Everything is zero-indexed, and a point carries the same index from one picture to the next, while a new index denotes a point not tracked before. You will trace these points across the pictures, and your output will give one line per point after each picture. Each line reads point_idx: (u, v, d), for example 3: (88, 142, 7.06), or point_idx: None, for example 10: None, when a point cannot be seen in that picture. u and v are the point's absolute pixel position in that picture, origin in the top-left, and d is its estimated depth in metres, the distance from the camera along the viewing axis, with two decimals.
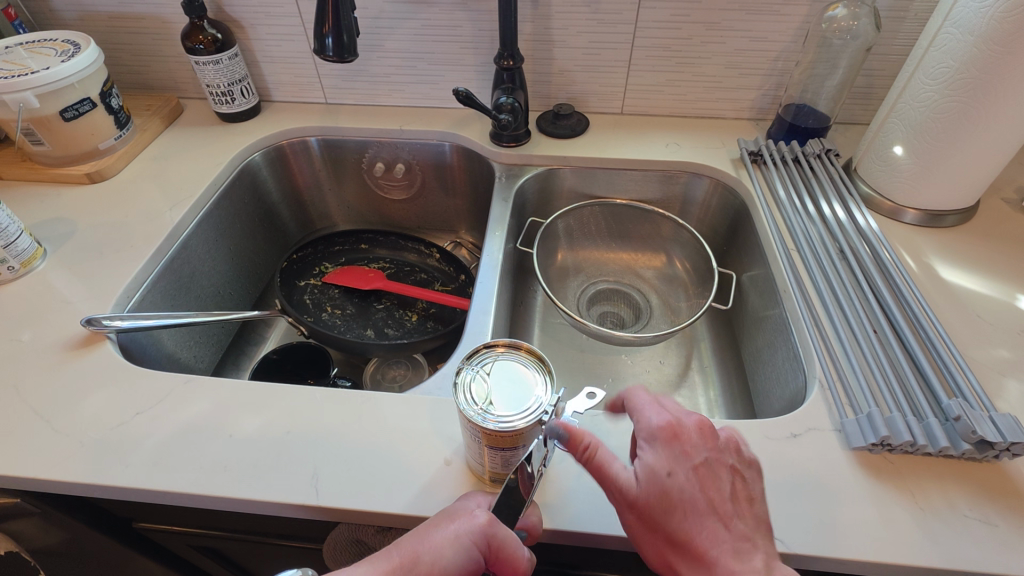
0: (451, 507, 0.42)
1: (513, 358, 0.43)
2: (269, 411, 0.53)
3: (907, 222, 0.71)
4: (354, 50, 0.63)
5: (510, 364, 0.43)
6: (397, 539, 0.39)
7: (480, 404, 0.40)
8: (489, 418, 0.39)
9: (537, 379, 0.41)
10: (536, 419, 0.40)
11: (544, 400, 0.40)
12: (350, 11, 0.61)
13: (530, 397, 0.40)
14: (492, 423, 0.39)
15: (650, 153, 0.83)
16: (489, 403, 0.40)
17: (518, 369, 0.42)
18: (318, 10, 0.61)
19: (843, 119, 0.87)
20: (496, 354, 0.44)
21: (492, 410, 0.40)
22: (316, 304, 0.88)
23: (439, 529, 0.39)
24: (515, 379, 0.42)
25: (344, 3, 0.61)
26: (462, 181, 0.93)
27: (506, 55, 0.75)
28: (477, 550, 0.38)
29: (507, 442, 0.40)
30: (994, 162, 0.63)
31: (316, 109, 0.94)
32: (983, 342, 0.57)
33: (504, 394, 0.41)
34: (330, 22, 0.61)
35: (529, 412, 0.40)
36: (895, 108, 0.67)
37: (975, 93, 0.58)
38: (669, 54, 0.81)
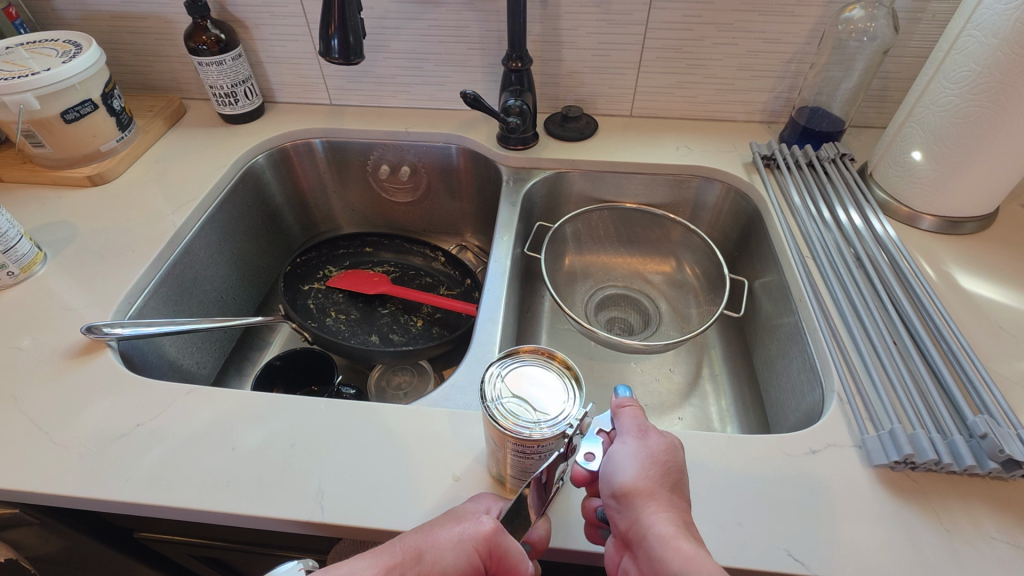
0: (459, 508, 0.42)
1: (542, 364, 0.43)
2: (274, 423, 0.52)
3: (924, 229, 0.69)
4: (360, 51, 0.61)
5: (544, 371, 0.42)
6: (402, 534, 0.39)
7: (507, 410, 0.40)
8: (511, 423, 0.39)
9: (566, 388, 0.41)
10: (560, 431, 0.39)
11: (572, 413, 0.39)
12: (356, 11, 0.60)
13: (558, 409, 0.40)
14: (518, 432, 0.39)
15: (660, 157, 0.81)
16: (515, 410, 0.40)
17: (547, 376, 0.42)
18: (323, 11, 0.59)
19: (857, 122, 0.86)
20: (529, 360, 0.43)
21: (517, 418, 0.40)
22: (321, 308, 0.86)
23: (444, 529, 0.39)
24: (544, 385, 0.41)
25: (351, 3, 0.59)
26: (468, 184, 0.92)
27: (514, 57, 0.73)
28: (479, 556, 0.38)
29: (529, 450, 0.40)
30: (1016, 168, 0.61)
31: (320, 111, 0.92)
32: (1005, 354, 0.55)
33: (531, 400, 0.40)
34: (335, 22, 0.59)
35: (556, 422, 0.39)
36: (913, 112, 0.66)
37: (997, 98, 0.56)
38: (679, 56, 0.80)
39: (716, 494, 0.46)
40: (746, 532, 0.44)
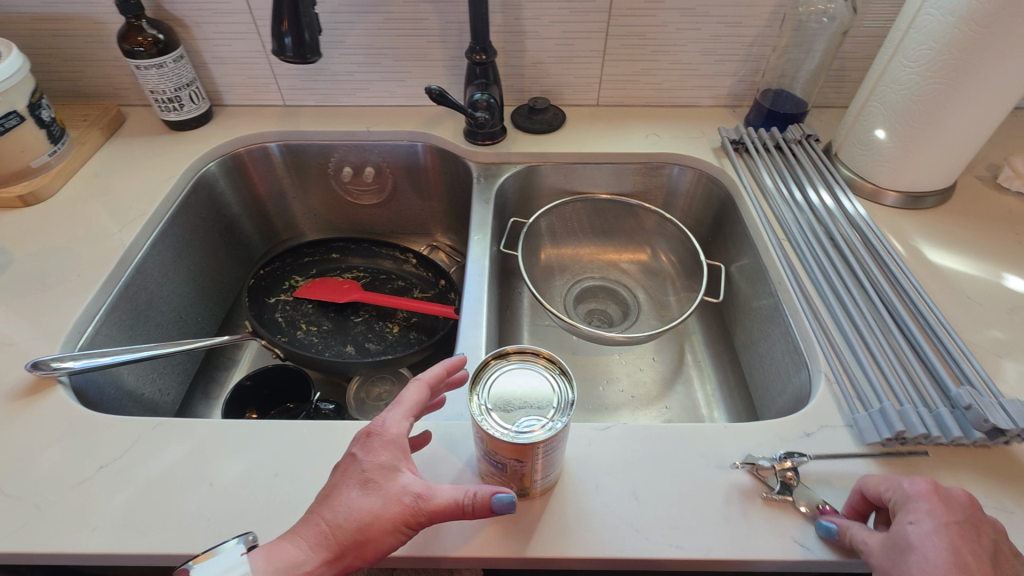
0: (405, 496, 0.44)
1: (522, 363, 0.42)
2: (252, 452, 0.49)
3: (889, 205, 0.70)
4: (316, 49, 0.56)
5: (527, 371, 0.41)
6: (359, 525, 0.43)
7: (500, 417, 0.38)
8: (508, 431, 0.37)
9: (553, 379, 0.41)
10: (558, 425, 0.38)
11: (571, 398, 0.39)
12: (310, 6, 0.54)
13: (549, 406, 0.39)
14: (520, 434, 0.37)
15: (630, 146, 0.81)
16: (509, 412, 0.38)
17: (533, 375, 0.41)
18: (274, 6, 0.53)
19: (817, 102, 0.87)
20: (509, 362, 0.42)
21: (514, 419, 0.38)
22: (290, 321, 0.82)
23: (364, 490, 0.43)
24: (530, 385, 0.40)
25: None
26: (436, 182, 0.89)
27: (478, 49, 0.71)
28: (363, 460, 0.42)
29: (535, 453, 0.38)
30: (974, 141, 0.63)
31: (273, 113, 0.87)
32: (976, 323, 0.57)
33: (526, 403, 0.39)
34: (288, 19, 0.53)
35: (558, 412, 0.38)
36: (875, 91, 0.67)
37: (956, 74, 0.57)
38: (642, 43, 0.79)
39: (719, 486, 0.46)
40: (750, 522, 0.44)
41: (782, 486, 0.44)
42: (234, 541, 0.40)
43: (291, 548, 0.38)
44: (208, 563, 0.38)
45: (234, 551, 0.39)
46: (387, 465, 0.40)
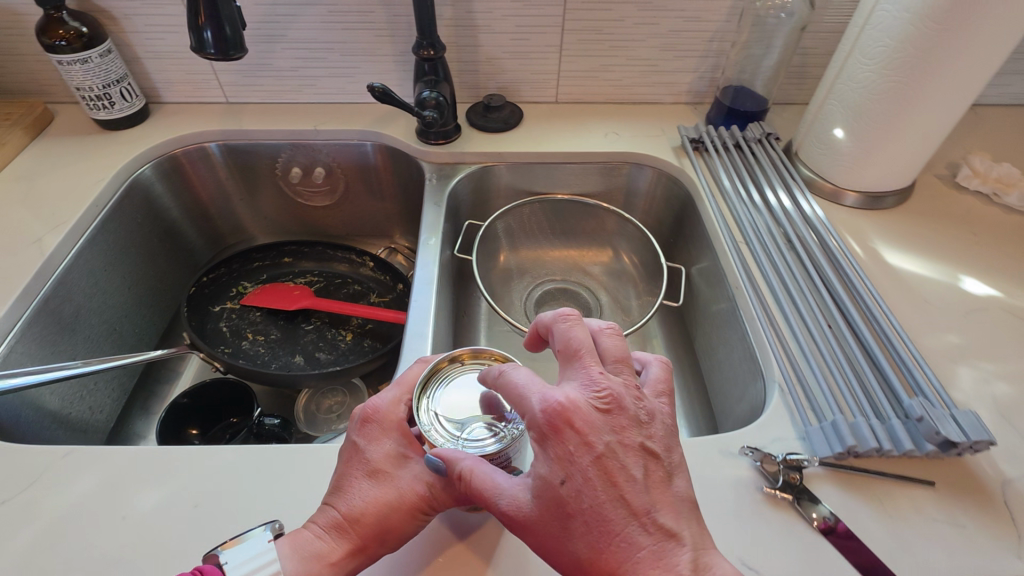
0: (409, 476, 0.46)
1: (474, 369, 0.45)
2: (170, 481, 0.45)
3: (849, 206, 0.69)
4: (240, 45, 0.52)
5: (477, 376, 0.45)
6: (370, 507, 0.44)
7: (449, 427, 0.42)
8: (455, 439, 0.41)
9: None
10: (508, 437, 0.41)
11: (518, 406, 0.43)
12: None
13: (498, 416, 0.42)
14: (469, 443, 0.41)
15: (588, 144, 0.78)
16: (459, 421, 0.42)
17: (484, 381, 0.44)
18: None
19: (780, 99, 0.86)
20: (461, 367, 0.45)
21: (465, 429, 0.42)
22: (235, 331, 0.78)
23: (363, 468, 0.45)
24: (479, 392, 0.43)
25: None
26: (390, 183, 0.85)
27: (426, 44, 0.68)
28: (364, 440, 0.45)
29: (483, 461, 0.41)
30: (931, 141, 0.62)
31: (215, 110, 0.83)
32: (931, 327, 0.56)
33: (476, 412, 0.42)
34: (206, 11, 0.49)
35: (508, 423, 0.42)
36: (833, 89, 0.65)
37: (912, 73, 0.56)
38: (599, 38, 0.77)
39: None
40: None
41: (784, 483, 0.44)
42: (261, 528, 0.40)
43: (313, 538, 0.39)
44: (236, 549, 0.38)
45: (261, 539, 0.39)
46: (394, 455, 0.43)
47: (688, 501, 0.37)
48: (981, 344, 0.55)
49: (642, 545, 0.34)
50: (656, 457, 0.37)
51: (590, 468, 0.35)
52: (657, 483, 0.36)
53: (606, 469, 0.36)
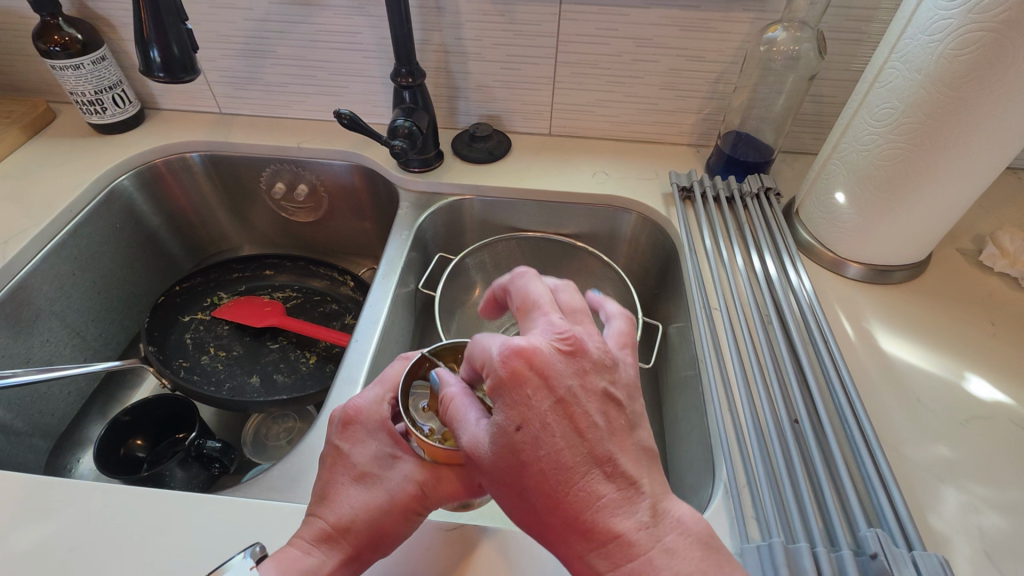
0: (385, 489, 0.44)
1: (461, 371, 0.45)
2: (54, 518, 0.44)
3: (850, 277, 0.62)
4: (189, 68, 0.51)
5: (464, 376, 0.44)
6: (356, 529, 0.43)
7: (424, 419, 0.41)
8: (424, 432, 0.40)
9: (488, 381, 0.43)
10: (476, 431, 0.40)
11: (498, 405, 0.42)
12: (178, 19, 0.49)
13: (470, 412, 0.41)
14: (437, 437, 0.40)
15: (573, 184, 0.74)
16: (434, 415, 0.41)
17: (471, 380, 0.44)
18: (135, 16, 0.48)
19: (793, 148, 0.79)
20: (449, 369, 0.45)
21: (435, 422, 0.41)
22: (198, 344, 0.77)
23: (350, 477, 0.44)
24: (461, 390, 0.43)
25: (171, 8, 0.48)
26: (372, 205, 0.83)
27: (404, 72, 0.66)
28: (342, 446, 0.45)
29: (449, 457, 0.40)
30: (946, 216, 0.54)
31: (207, 120, 0.83)
32: (918, 434, 0.48)
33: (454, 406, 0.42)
34: (151, 31, 0.48)
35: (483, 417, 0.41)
36: (837, 148, 0.59)
37: (922, 141, 0.49)
38: (594, 72, 0.72)
39: None
40: None
41: None
42: (240, 556, 0.38)
43: (300, 555, 0.38)
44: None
45: (241, 567, 0.37)
46: (378, 457, 0.43)
47: (648, 452, 0.35)
48: (976, 461, 0.47)
49: (603, 494, 0.33)
50: (619, 406, 0.35)
51: (549, 412, 0.33)
52: (618, 431, 0.34)
53: (568, 413, 0.34)
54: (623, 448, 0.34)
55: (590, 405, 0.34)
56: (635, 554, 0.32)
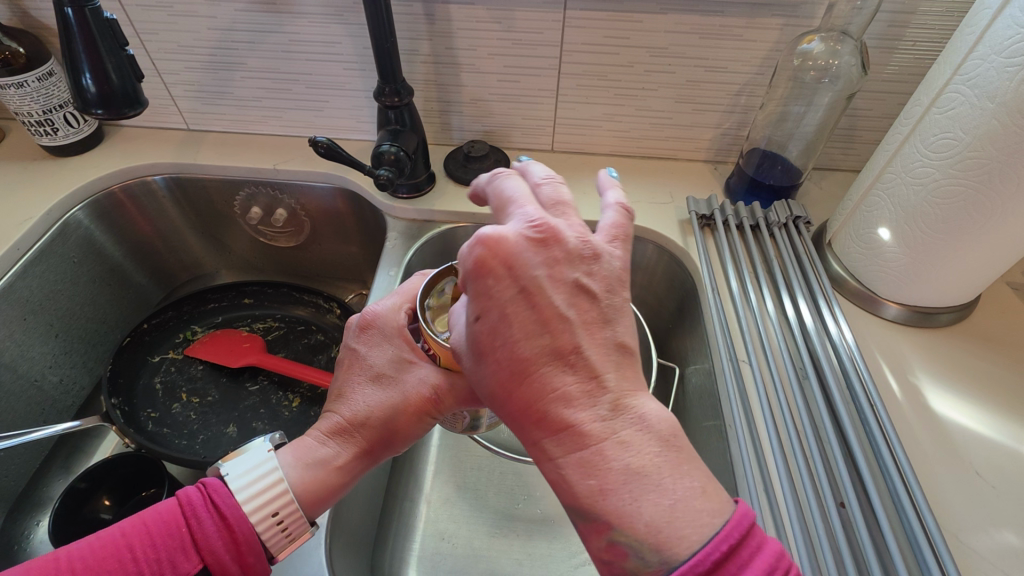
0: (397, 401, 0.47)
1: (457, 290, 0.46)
2: None
3: (889, 319, 0.55)
4: (132, 103, 0.50)
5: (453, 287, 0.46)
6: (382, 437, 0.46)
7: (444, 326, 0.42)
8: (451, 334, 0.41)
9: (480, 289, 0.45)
10: None
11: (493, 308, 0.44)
12: (117, 47, 0.48)
13: None
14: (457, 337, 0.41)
15: (580, 209, 0.67)
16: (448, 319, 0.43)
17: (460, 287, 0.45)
18: (65, 48, 0.47)
19: (820, 164, 0.72)
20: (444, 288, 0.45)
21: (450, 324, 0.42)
22: (169, 389, 0.71)
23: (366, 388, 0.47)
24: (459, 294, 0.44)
25: (108, 36, 0.47)
26: (358, 229, 0.76)
27: (389, 91, 0.58)
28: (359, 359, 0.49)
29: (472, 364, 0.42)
30: (1009, 259, 0.47)
31: (174, 138, 0.75)
32: (979, 517, 0.42)
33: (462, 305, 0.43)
34: (84, 60, 0.47)
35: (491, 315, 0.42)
36: (882, 177, 0.51)
37: (990, 179, 0.42)
38: (603, 84, 0.65)
39: None
40: None
41: None
42: (261, 440, 0.42)
43: (315, 445, 0.43)
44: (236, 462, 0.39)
45: (261, 449, 0.41)
46: (394, 360, 0.45)
47: (621, 350, 0.33)
48: None
49: (560, 379, 0.31)
50: (592, 299, 0.33)
51: (511, 300, 0.32)
52: (590, 322, 0.33)
53: (534, 301, 0.32)
54: (589, 335, 0.32)
55: (552, 291, 0.33)
56: (586, 441, 0.30)
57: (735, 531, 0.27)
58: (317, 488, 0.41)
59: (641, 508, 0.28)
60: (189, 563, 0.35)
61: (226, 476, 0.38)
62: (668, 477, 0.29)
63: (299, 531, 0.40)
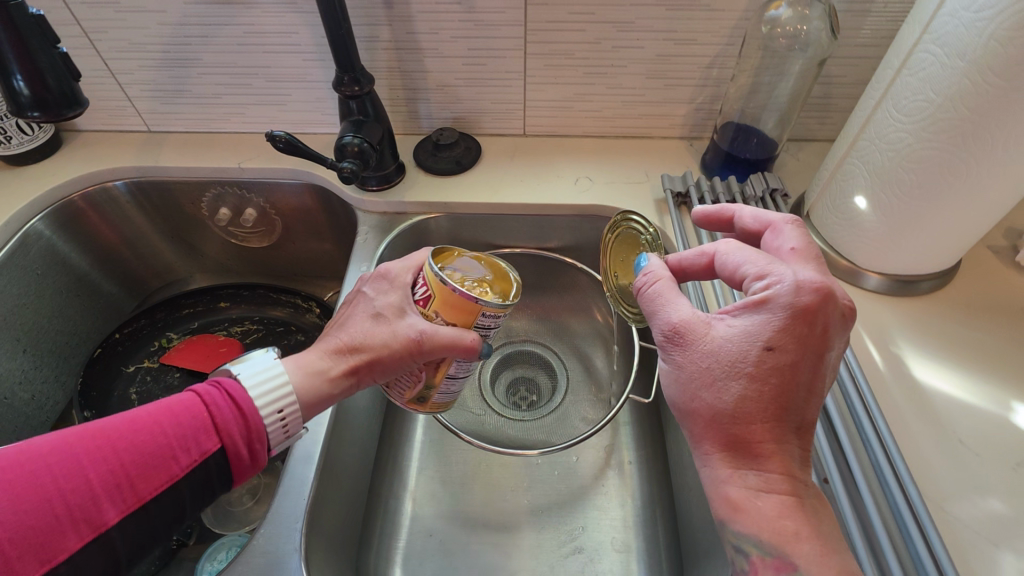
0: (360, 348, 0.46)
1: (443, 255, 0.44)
2: None
3: (870, 289, 0.55)
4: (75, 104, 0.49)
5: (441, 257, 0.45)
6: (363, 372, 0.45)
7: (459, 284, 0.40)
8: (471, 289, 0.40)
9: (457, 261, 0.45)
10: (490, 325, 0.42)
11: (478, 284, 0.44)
12: (48, 45, 0.46)
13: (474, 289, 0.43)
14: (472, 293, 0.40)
15: (554, 192, 0.65)
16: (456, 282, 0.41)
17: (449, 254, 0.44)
18: None
19: (796, 134, 0.71)
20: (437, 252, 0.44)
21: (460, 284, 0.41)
22: (145, 399, 0.69)
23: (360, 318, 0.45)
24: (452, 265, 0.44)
25: (35, 35, 0.45)
26: (330, 225, 0.74)
27: (348, 80, 0.56)
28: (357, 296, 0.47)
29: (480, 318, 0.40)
30: (987, 222, 0.46)
31: (135, 141, 0.73)
32: (963, 485, 0.42)
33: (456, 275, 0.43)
34: (16, 64, 0.45)
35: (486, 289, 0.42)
36: (856, 145, 0.50)
37: (964, 141, 0.41)
38: (571, 63, 0.63)
39: None
40: None
41: None
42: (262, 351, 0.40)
43: (313, 357, 0.42)
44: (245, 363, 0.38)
45: (267, 357, 0.39)
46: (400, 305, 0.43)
47: (777, 412, 0.35)
48: None
49: (727, 432, 0.35)
50: (811, 357, 0.35)
51: (757, 358, 0.35)
52: (761, 385, 0.34)
53: (773, 363, 0.34)
54: (778, 394, 0.34)
55: (767, 355, 0.35)
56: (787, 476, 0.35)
57: None
58: (308, 396, 0.40)
59: (780, 531, 0.34)
60: (211, 442, 0.35)
61: (237, 376, 0.37)
62: (800, 524, 0.34)
63: (295, 429, 0.40)
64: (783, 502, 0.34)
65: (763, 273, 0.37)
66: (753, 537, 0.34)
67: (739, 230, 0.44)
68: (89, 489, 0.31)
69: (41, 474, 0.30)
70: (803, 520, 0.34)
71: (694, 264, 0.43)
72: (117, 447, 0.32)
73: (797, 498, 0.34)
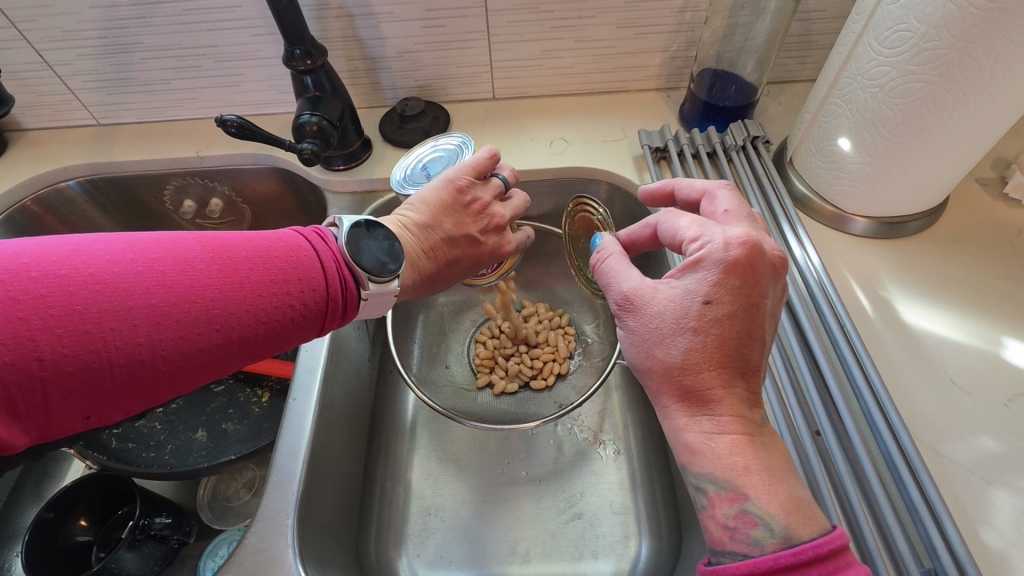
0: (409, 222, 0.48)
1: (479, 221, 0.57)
2: None
3: (856, 233, 0.53)
4: None
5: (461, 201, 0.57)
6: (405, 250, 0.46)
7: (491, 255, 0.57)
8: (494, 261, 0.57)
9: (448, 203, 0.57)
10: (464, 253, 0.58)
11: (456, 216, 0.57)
12: None
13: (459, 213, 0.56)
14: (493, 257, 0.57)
15: (528, 157, 0.63)
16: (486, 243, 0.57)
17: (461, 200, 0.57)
18: None
19: (776, 76, 0.68)
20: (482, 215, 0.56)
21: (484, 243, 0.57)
22: None
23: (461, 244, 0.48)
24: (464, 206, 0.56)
25: None
26: (301, 209, 0.72)
27: (299, 53, 0.53)
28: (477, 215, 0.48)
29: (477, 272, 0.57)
30: (975, 154, 0.44)
31: (86, 136, 0.69)
32: (955, 425, 0.42)
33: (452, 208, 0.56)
34: None
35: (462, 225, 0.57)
36: (837, 83, 0.48)
37: (950, 71, 0.38)
38: (536, 18, 0.59)
39: None
40: None
41: None
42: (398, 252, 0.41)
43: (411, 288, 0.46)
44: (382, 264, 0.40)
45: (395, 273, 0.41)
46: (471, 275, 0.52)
47: (726, 358, 0.34)
48: None
49: (679, 384, 0.35)
50: (754, 307, 0.34)
51: (695, 310, 0.34)
52: (705, 336, 0.34)
53: (714, 312, 0.34)
54: (724, 344, 0.34)
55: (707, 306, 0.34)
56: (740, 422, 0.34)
57: (823, 542, 0.29)
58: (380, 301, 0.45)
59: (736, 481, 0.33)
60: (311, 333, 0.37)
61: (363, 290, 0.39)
62: (759, 474, 0.33)
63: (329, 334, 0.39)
64: (735, 441, 0.33)
65: (693, 235, 0.36)
66: (709, 475, 0.34)
67: (681, 203, 0.43)
68: (226, 347, 0.33)
69: (195, 320, 0.31)
70: (753, 455, 0.33)
71: (640, 237, 0.43)
72: (256, 304, 0.33)
73: (749, 438, 0.34)
